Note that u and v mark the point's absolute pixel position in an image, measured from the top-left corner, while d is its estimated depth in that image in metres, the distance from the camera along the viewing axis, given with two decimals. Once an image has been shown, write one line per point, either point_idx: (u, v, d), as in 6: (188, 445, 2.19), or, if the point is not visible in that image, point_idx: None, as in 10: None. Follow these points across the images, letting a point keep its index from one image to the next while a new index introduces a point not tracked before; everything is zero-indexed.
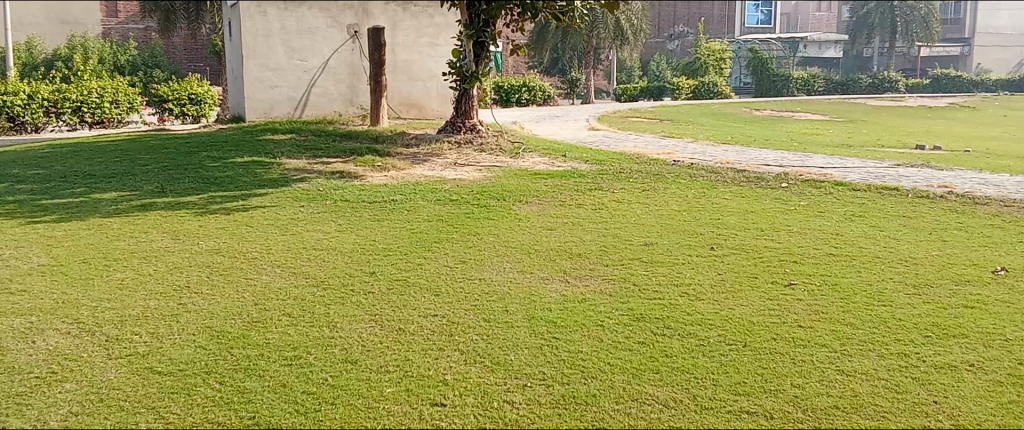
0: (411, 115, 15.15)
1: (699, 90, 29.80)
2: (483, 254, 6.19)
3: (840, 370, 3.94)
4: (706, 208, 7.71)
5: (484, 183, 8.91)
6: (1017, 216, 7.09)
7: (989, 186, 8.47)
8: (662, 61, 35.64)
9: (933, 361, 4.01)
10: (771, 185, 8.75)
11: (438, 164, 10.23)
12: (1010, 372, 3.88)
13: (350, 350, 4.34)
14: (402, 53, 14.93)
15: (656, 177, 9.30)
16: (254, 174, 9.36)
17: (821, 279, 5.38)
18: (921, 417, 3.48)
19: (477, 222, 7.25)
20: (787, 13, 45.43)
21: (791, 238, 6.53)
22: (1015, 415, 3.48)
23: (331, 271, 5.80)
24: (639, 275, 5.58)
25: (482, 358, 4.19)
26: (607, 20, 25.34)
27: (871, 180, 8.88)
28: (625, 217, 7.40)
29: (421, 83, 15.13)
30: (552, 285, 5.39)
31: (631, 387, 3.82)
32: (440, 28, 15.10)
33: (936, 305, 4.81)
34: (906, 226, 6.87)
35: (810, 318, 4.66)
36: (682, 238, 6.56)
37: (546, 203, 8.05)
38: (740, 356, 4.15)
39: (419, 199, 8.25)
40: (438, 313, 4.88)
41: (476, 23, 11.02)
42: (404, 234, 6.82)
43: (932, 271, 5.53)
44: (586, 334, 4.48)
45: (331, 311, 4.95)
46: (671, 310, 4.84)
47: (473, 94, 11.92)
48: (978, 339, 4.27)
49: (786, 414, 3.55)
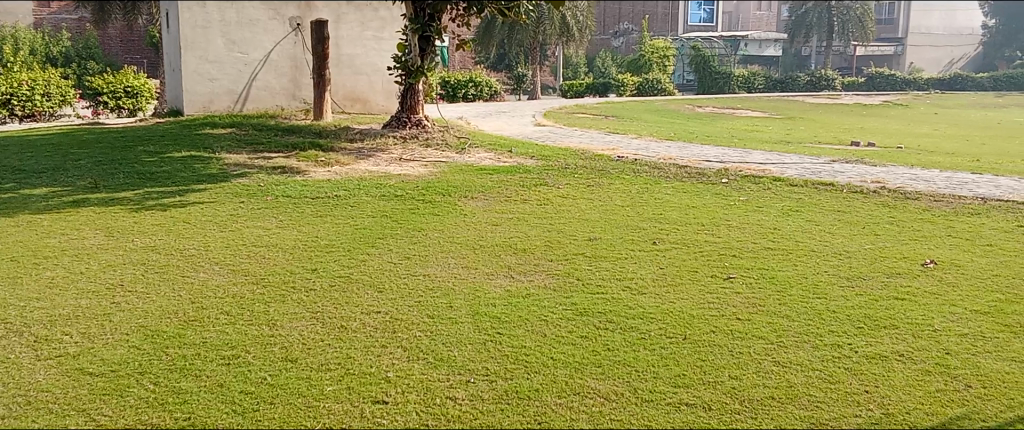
0: (355, 109, 15.00)
1: (644, 87, 30.13)
2: (427, 250, 6.15)
3: (776, 362, 4.03)
4: (649, 203, 7.81)
5: (429, 179, 8.86)
6: (945, 211, 7.35)
7: (919, 181, 8.76)
8: (607, 57, 35.85)
9: (865, 352, 4.13)
10: (712, 180, 8.90)
11: (383, 159, 10.13)
12: (937, 361, 4.01)
13: (290, 349, 4.26)
14: (347, 46, 14.74)
15: (600, 172, 9.37)
16: (192, 169, 9.13)
17: (758, 273, 5.49)
18: (853, 407, 3.58)
19: (422, 217, 7.21)
20: (729, 11, 46.31)
21: (730, 232, 6.66)
22: (942, 403, 3.59)
23: (271, 268, 5.70)
24: (582, 269, 5.62)
25: (425, 355, 4.16)
26: (553, 16, 25.41)
27: (807, 176, 9.09)
28: (570, 212, 7.43)
29: (365, 77, 14.99)
30: (496, 280, 5.39)
31: (573, 381, 3.85)
32: (385, 21, 14.97)
33: (867, 297, 4.96)
34: (841, 220, 7.06)
35: (747, 310, 4.75)
36: (624, 233, 6.64)
37: (491, 198, 8.04)
38: (680, 349, 4.21)
39: (363, 194, 8.16)
40: (381, 310, 4.83)
41: (421, 17, 10.91)
42: (347, 230, 6.75)
43: (864, 264, 5.69)
44: (530, 329, 4.48)
45: (271, 309, 4.86)
46: (614, 304, 4.89)
47: (418, 89, 11.83)
48: (907, 330, 4.41)
49: (723, 405, 3.61)
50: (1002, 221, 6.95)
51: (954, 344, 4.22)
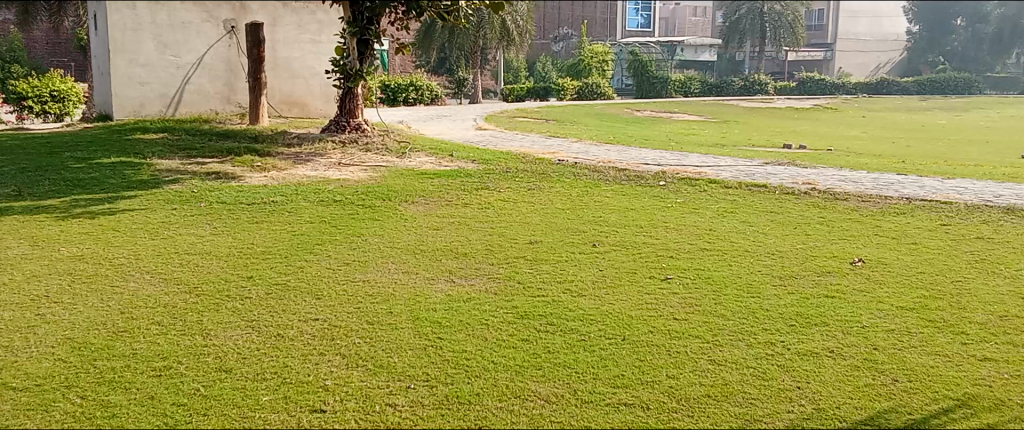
0: (293, 113, 14.76)
1: (583, 92, 30.42)
2: (367, 256, 6.08)
3: (712, 360, 4.11)
4: (589, 206, 7.87)
5: (369, 183, 8.76)
6: (873, 210, 7.61)
7: (848, 182, 9.05)
8: (547, 62, 36.09)
9: (796, 349, 4.24)
10: (650, 183, 9.03)
11: (321, 164, 10.00)
12: (866, 357, 4.14)
13: (225, 359, 4.17)
14: (283, 50, 14.50)
15: (541, 176, 9.42)
16: (122, 175, 8.85)
17: (694, 273, 5.59)
18: (786, 403, 3.66)
19: (362, 222, 7.13)
20: (665, 17, 47.09)
21: (667, 233, 6.76)
22: (870, 398, 3.70)
23: (205, 276, 5.57)
24: (523, 272, 5.63)
25: (364, 362, 4.12)
26: (492, 20, 25.48)
27: (742, 178, 9.30)
28: (511, 216, 7.45)
29: (303, 81, 14.78)
30: (437, 285, 5.36)
31: (513, 384, 3.85)
32: (322, 25, 14.75)
33: (799, 296, 5.10)
34: (774, 221, 7.25)
35: (684, 310, 4.83)
36: (565, 236, 6.68)
37: (432, 203, 8.00)
38: (619, 349, 4.25)
39: (301, 199, 8.03)
40: (320, 317, 4.76)
41: (359, 20, 10.80)
42: (285, 236, 6.63)
43: (796, 263, 5.85)
44: (471, 333, 4.47)
45: (205, 318, 4.74)
46: (555, 307, 4.91)
47: (357, 93, 11.71)
48: (836, 327, 4.54)
49: (661, 404, 3.66)
50: (925, 220, 7.22)
51: (881, 339, 4.37)
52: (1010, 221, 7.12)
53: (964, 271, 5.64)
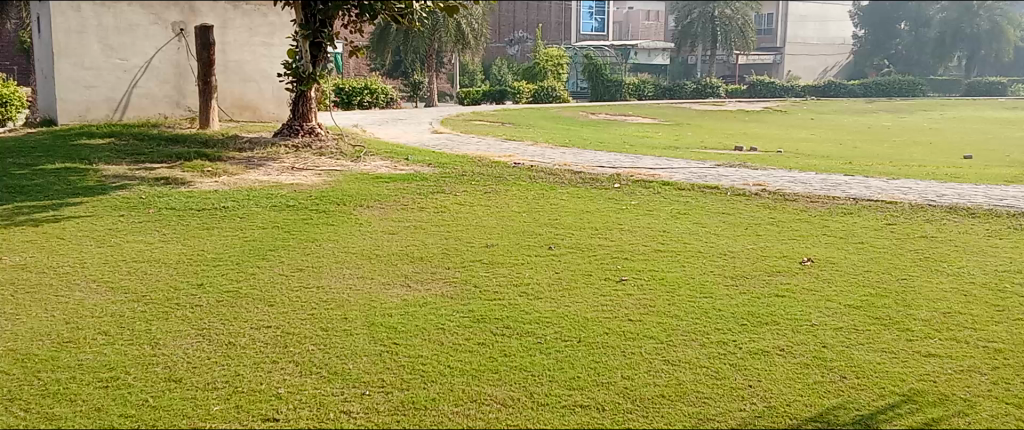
0: (244, 117, 14.52)
1: (539, 95, 30.50)
2: (321, 261, 6.01)
3: (666, 360, 4.15)
4: (544, 209, 7.89)
5: (322, 188, 8.67)
6: (821, 210, 7.78)
7: (797, 183, 9.23)
8: (503, 64, 36.11)
9: (748, 348, 4.31)
10: (604, 185, 9.09)
11: (273, 169, 9.85)
12: (815, 355, 4.22)
13: (174, 368, 4.08)
14: (233, 53, 14.28)
15: (497, 179, 9.43)
16: (67, 182, 8.62)
17: (649, 274, 5.65)
18: (738, 401, 3.72)
19: (316, 228, 7.05)
20: (619, 20, 47.46)
21: (622, 235, 6.82)
22: (819, 395, 3.77)
23: (153, 284, 5.45)
24: (480, 276, 5.63)
25: (319, 369, 4.07)
26: (447, 24, 25.54)
27: (694, 180, 9.42)
28: (467, 219, 7.45)
29: (254, 84, 14.56)
30: (392, 291, 5.31)
31: (470, 389, 3.84)
32: (274, 27, 14.60)
33: (750, 295, 5.18)
34: (726, 222, 7.35)
35: (639, 311, 4.88)
36: (522, 239, 6.68)
37: (388, 207, 7.95)
38: (575, 352, 4.27)
39: (252, 205, 7.92)
40: (272, 324, 4.69)
41: (312, 23, 10.67)
42: (236, 242, 6.53)
43: (747, 263, 5.95)
44: (427, 338, 4.45)
45: (153, 327, 4.63)
46: (511, 310, 4.90)
47: (310, 96, 11.57)
48: (787, 325, 4.63)
49: (616, 405, 3.69)
50: (871, 219, 7.40)
51: (830, 337, 4.46)
52: (952, 219, 7.34)
53: (908, 269, 5.79)
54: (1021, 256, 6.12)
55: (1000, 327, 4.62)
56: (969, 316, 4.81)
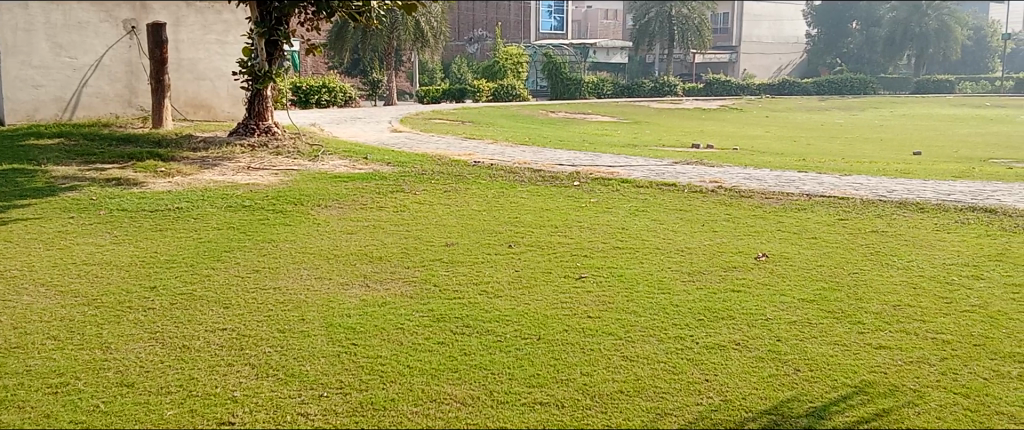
0: (199, 116, 14.26)
1: (498, 93, 30.53)
2: (278, 262, 5.94)
3: (625, 356, 4.19)
4: (504, 207, 7.90)
5: (279, 188, 8.56)
6: (776, 207, 7.91)
7: (752, 180, 9.37)
8: (463, 63, 35.98)
9: (705, 342, 4.37)
10: (564, 183, 9.12)
11: (228, 168, 9.70)
12: (770, 348, 4.29)
13: (126, 373, 4.00)
14: (187, 51, 14.04)
15: (456, 178, 9.40)
16: (13, 183, 8.39)
17: (607, 271, 5.69)
18: (695, 396, 3.76)
19: (272, 228, 6.96)
20: (578, 19, 47.75)
21: (581, 233, 6.85)
22: (774, 388, 3.83)
23: (104, 287, 5.32)
24: (439, 275, 5.61)
25: (276, 371, 4.02)
26: (406, 22, 25.39)
27: (652, 177, 9.51)
28: (427, 218, 7.42)
29: (209, 83, 14.31)
30: (350, 290, 5.28)
31: (429, 388, 3.83)
32: (228, 25, 14.36)
33: (707, 290, 5.25)
34: (683, 219, 7.43)
35: (598, 308, 4.91)
36: (481, 238, 6.67)
37: (346, 206, 7.88)
38: (535, 349, 4.29)
39: (207, 205, 7.79)
40: (227, 326, 4.62)
41: (268, 20, 10.53)
42: (190, 244, 6.41)
43: (704, 259, 6.02)
44: (385, 338, 4.42)
45: (104, 331, 4.53)
46: (471, 309, 4.90)
47: (266, 95, 11.42)
48: (742, 320, 4.70)
49: (575, 402, 3.71)
50: (824, 215, 7.55)
51: (784, 331, 4.54)
52: (901, 214, 7.52)
53: (860, 263, 5.91)
54: (967, 249, 6.30)
55: (948, 318, 4.75)
56: (918, 308, 4.93)
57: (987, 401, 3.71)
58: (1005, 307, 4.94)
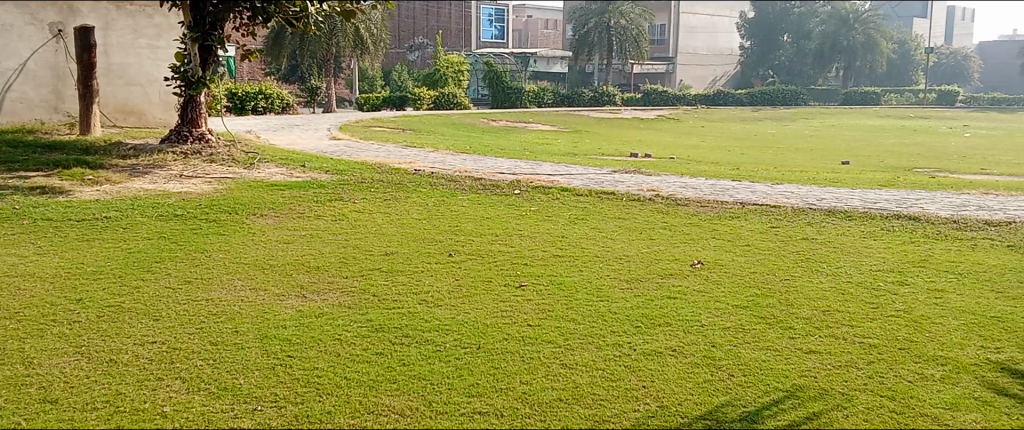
0: (128, 123, 13.89)
1: (439, 101, 30.44)
2: (211, 272, 5.81)
3: (564, 364, 4.21)
4: (444, 215, 7.89)
5: (213, 196, 8.37)
6: (711, 215, 8.07)
7: (688, 188, 9.54)
8: (403, 70, 35.75)
9: (642, 349, 4.43)
10: (504, 192, 9.15)
11: (160, 176, 9.46)
12: (704, 354, 4.36)
13: (49, 388, 3.85)
14: (116, 55, 13.66)
15: (396, 186, 9.34)
16: None
17: (547, 279, 5.71)
18: (632, 402, 3.81)
19: (205, 238, 6.80)
20: (519, 29, 48.07)
21: (521, 241, 6.87)
22: (708, 393, 3.90)
23: (27, 300, 5.12)
24: (378, 285, 5.55)
25: (208, 384, 3.92)
26: (345, 28, 25.14)
27: (591, 185, 9.61)
28: (366, 227, 7.35)
29: (140, 88, 13.89)
30: (286, 301, 5.19)
31: (366, 400, 3.78)
32: (160, 29, 13.93)
33: (644, 298, 5.32)
34: (622, 227, 7.52)
35: (537, 316, 4.92)
36: (422, 246, 6.64)
37: (282, 215, 7.75)
38: (474, 358, 4.28)
39: (137, 214, 7.57)
40: (157, 339, 4.49)
41: (202, 25, 10.29)
42: (120, 254, 6.22)
43: (642, 266, 6.11)
44: (322, 350, 4.35)
45: (27, 346, 4.36)
46: (410, 318, 4.87)
47: (200, 101, 11.16)
48: (678, 326, 4.78)
49: (514, 410, 3.71)
50: (757, 223, 7.74)
51: (719, 337, 4.62)
52: (830, 222, 7.76)
53: (791, 269, 6.08)
54: (892, 256, 6.53)
55: (874, 323, 4.91)
56: (846, 313, 5.10)
57: (911, 403, 3.85)
58: (927, 312, 5.13)
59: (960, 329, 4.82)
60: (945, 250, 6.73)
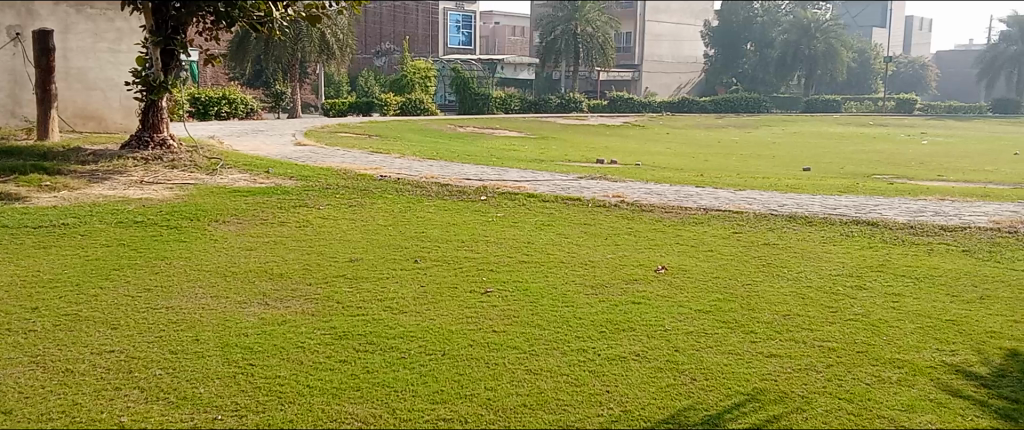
0: (88, 128, 13.62)
1: (406, 107, 30.36)
2: (171, 280, 5.72)
3: (529, 370, 4.22)
4: (410, 222, 7.87)
5: (174, 203, 8.25)
6: (675, 220, 8.15)
7: (653, 195, 9.62)
8: (370, 76, 35.56)
9: (607, 354, 4.45)
10: (471, 198, 9.15)
11: (120, 182, 9.31)
12: (667, 359, 4.40)
13: (3, 400, 3.77)
14: (76, 59, 13.42)
15: (362, 192, 9.29)
16: None
17: (513, 285, 5.72)
18: (596, 407, 3.83)
19: (165, 245, 6.69)
20: (485, 35, 48.22)
21: (487, 247, 6.87)
22: (671, 397, 3.94)
23: None
24: (343, 292, 5.51)
25: (167, 394, 3.87)
26: (311, 34, 24.96)
27: (558, 192, 9.65)
28: (331, 233, 7.30)
29: (100, 93, 13.67)
30: (248, 309, 5.13)
31: (329, 408, 3.75)
32: (121, 33, 13.63)
33: (609, 303, 5.36)
34: (587, 232, 7.57)
35: (503, 322, 4.93)
36: (387, 252, 6.61)
37: (245, 222, 7.67)
38: (439, 365, 4.27)
39: (95, 221, 7.44)
40: (115, 348, 4.42)
41: (164, 29, 10.16)
42: (77, 262, 6.11)
43: (607, 272, 6.15)
44: (284, 358, 4.31)
45: None
46: (375, 325, 4.84)
47: (162, 106, 10.99)
48: (642, 331, 4.81)
49: (478, 417, 3.71)
50: (720, 228, 7.83)
51: (682, 341, 4.67)
52: (791, 227, 7.88)
53: (752, 274, 6.16)
54: (852, 261, 6.64)
55: (834, 327, 4.99)
56: (806, 317, 5.18)
57: (868, 405, 3.92)
58: (885, 316, 5.23)
59: (916, 332, 4.92)
60: (903, 254, 6.88)
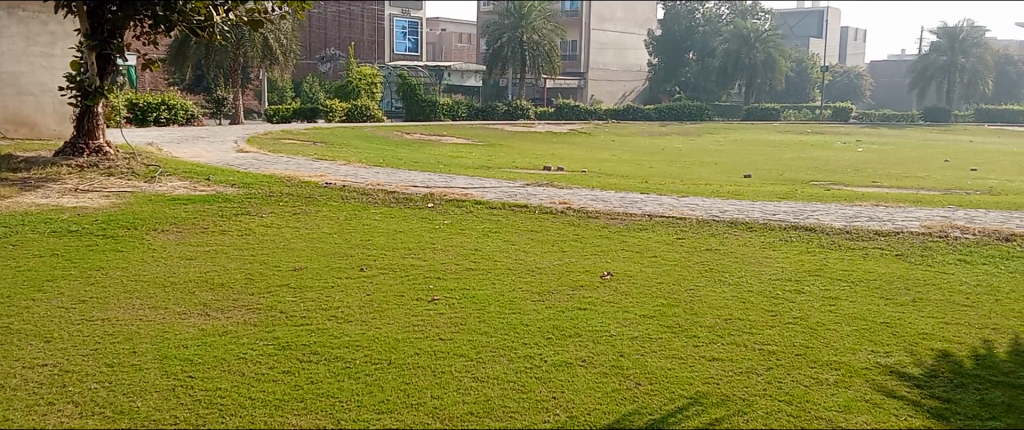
0: (20, 134, 13.25)
1: (352, 114, 30.14)
2: (107, 291, 5.56)
3: (475, 377, 4.22)
4: (356, 229, 7.80)
5: (111, 211, 8.02)
6: (620, 227, 8.24)
7: (599, 201, 9.72)
8: (315, 82, 35.14)
9: (553, 360, 4.48)
10: (417, 205, 9.10)
11: (53, 191, 9.01)
12: (613, 364, 4.45)
13: None
14: (7, 63, 12.98)
15: (306, 200, 9.17)
16: None
17: (460, 293, 5.70)
18: (542, 413, 3.85)
19: (101, 255, 6.50)
20: (431, 42, 48.11)
21: (434, 255, 6.85)
22: (616, 402, 3.98)
23: None
24: (286, 302, 5.43)
25: (102, 408, 3.76)
26: (253, 38, 24.49)
27: (504, 199, 9.66)
28: (274, 242, 7.19)
29: (32, 98, 13.29)
30: (187, 320, 5.02)
31: (271, 420, 3.69)
32: (55, 36, 13.07)
33: (555, 309, 5.39)
34: (534, 239, 7.60)
35: (449, 330, 4.92)
36: (331, 261, 6.54)
37: (185, 230, 7.50)
38: (384, 374, 4.23)
39: (27, 231, 7.19)
40: (48, 362, 4.27)
41: (100, 33, 9.82)
42: (7, 273, 5.89)
43: (554, 278, 6.18)
44: (226, 369, 4.23)
45: None
46: (319, 335, 4.78)
47: (98, 113, 10.65)
48: (588, 337, 4.85)
49: (424, 426, 3.70)
50: (664, 234, 7.95)
51: (626, 346, 4.72)
52: (732, 233, 8.04)
53: (695, 279, 6.27)
54: (790, 265, 6.81)
55: (773, 330, 5.11)
56: (747, 321, 5.28)
57: (807, 407, 4.02)
58: (822, 319, 5.38)
59: (852, 335, 5.07)
60: (839, 259, 7.08)
